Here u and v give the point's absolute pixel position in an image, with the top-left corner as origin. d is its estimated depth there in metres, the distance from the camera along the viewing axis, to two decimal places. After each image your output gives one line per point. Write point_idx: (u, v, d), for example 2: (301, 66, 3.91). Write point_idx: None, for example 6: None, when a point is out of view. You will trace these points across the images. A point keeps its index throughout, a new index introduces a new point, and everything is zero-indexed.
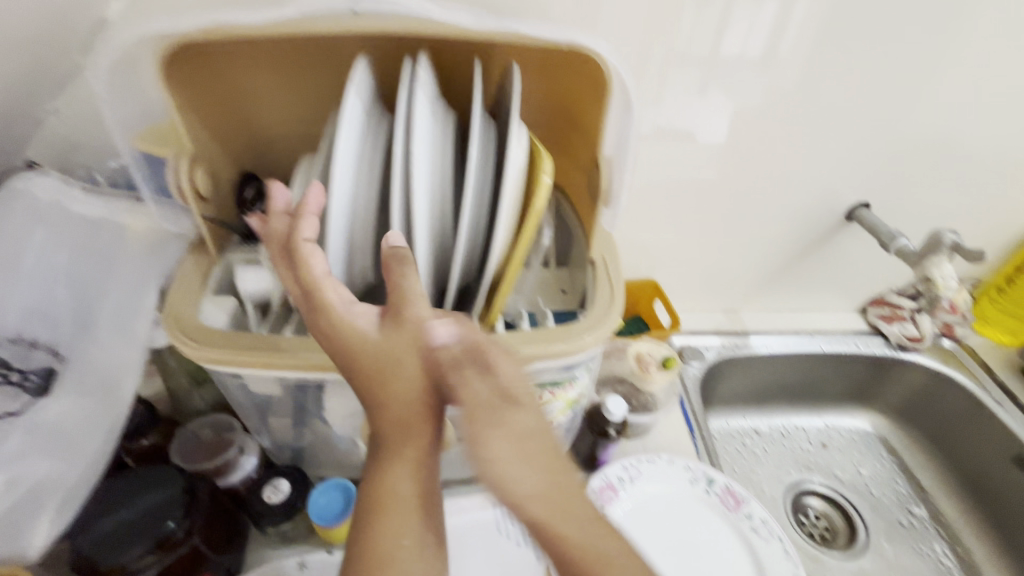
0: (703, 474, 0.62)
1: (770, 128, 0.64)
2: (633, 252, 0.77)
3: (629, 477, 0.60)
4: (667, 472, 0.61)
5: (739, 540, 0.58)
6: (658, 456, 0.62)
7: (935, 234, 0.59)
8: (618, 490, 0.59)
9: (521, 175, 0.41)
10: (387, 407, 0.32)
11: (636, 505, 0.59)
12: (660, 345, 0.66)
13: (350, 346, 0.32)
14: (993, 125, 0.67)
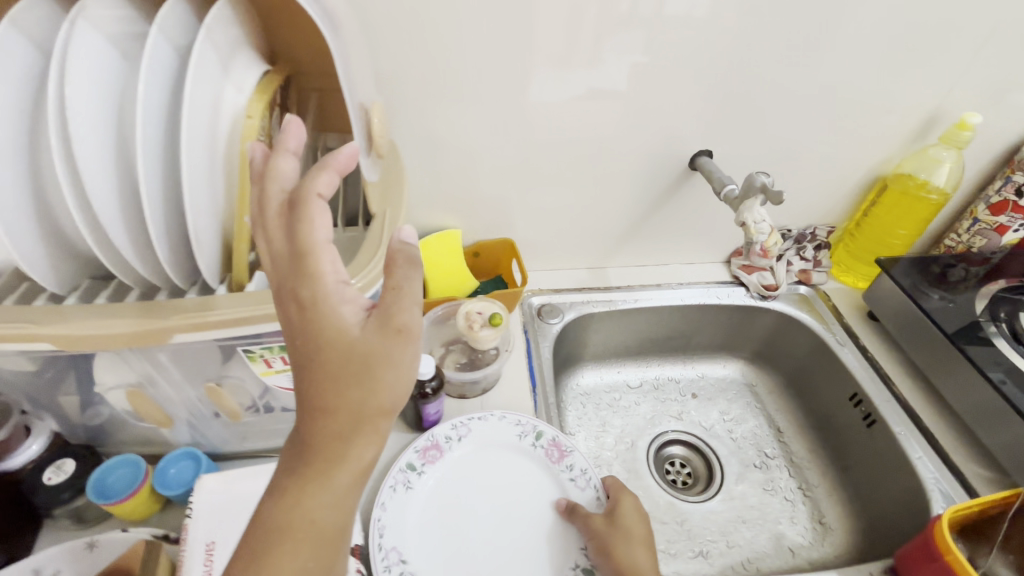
0: (532, 429, 0.62)
1: (598, 75, 0.63)
2: (484, 210, 0.76)
3: (456, 435, 0.61)
4: (497, 429, 0.62)
5: (556, 489, 0.59)
6: (491, 412, 0.63)
7: (749, 176, 0.59)
8: (443, 448, 0.60)
9: (238, 120, 0.38)
10: (350, 407, 0.30)
11: (459, 462, 0.60)
12: (490, 304, 0.64)
13: (329, 334, 0.30)
14: (824, 69, 0.66)
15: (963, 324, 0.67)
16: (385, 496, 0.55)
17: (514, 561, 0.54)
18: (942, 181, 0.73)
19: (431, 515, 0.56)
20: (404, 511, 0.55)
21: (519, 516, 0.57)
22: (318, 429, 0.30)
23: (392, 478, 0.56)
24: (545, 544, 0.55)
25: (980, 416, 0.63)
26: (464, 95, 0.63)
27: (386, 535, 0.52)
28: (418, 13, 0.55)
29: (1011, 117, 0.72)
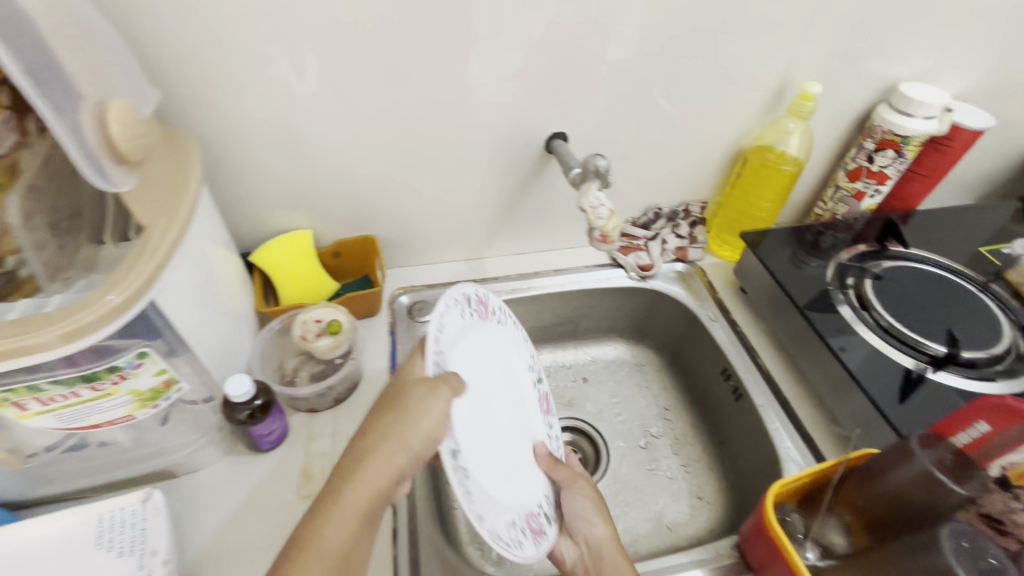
0: (539, 371, 0.65)
1: (441, 61, 0.59)
2: (338, 206, 0.70)
3: (502, 314, 0.60)
4: (517, 343, 0.62)
5: (542, 431, 0.61)
6: (518, 325, 0.64)
7: (586, 160, 0.57)
8: (493, 309, 0.59)
9: None
10: (388, 426, 0.44)
11: (494, 336, 0.57)
12: (332, 310, 0.60)
13: (402, 380, 0.47)
14: (671, 42, 0.64)
15: (814, 294, 0.68)
16: (451, 301, 0.50)
17: (506, 450, 0.53)
18: (795, 152, 0.73)
19: (467, 349, 0.52)
20: (455, 327, 0.51)
21: (518, 418, 0.57)
22: (362, 441, 0.44)
23: (461, 302, 0.52)
24: (528, 456, 0.56)
25: (829, 384, 0.64)
26: (283, 85, 0.57)
27: (441, 340, 0.48)
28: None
29: (858, 84, 0.73)
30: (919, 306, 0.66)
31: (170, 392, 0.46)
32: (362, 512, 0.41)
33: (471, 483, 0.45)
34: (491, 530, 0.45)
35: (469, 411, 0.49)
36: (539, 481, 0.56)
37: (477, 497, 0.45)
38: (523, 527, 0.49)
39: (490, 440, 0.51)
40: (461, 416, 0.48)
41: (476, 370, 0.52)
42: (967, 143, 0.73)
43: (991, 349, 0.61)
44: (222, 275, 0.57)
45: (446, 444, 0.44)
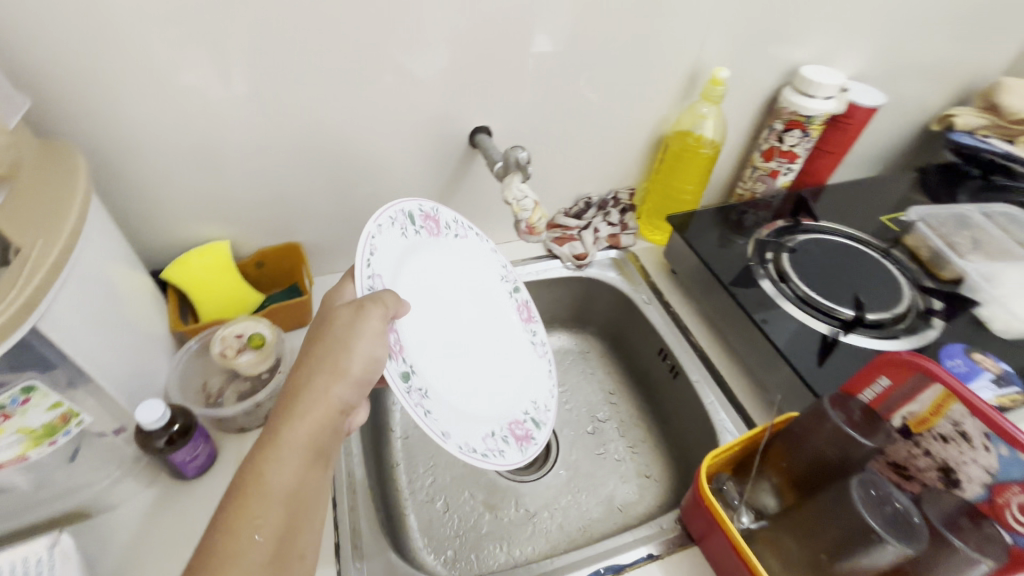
0: (515, 281, 0.68)
1: (350, 62, 0.58)
2: (257, 214, 0.67)
3: (454, 229, 0.61)
4: (483, 254, 0.65)
5: (522, 339, 0.65)
6: (485, 238, 0.66)
7: (507, 151, 0.57)
8: (442, 225, 0.59)
9: None
10: (320, 361, 0.44)
11: (448, 252, 0.60)
12: (253, 324, 0.57)
13: (329, 313, 0.46)
14: (585, 32, 0.65)
15: (737, 271, 0.72)
16: (385, 221, 0.50)
17: (469, 367, 0.56)
18: (710, 135, 0.76)
19: (412, 270, 0.54)
20: (395, 248, 0.51)
21: (481, 333, 0.61)
22: (297, 379, 0.43)
23: (398, 219, 0.52)
24: (498, 368, 0.60)
25: (755, 355, 0.67)
26: (180, 88, 0.54)
27: (376, 261, 0.48)
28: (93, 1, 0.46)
29: (765, 69, 0.76)
30: (830, 274, 0.70)
31: (70, 426, 0.42)
32: (308, 445, 0.41)
33: (430, 399, 0.48)
34: (462, 444, 0.47)
35: (420, 334, 0.52)
36: (516, 391, 0.60)
37: (440, 414, 0.48)
38: (503, 436, 0.53)
39: (448, 359, 0.54)
40: (408, 341, 0.50)
41: (424, 292, 0.54)
42: (864, 120, 0.78)
43: (893, 309, 0.66)
44: (127, 295, 0.53)
45: (391, 367, 0.45)
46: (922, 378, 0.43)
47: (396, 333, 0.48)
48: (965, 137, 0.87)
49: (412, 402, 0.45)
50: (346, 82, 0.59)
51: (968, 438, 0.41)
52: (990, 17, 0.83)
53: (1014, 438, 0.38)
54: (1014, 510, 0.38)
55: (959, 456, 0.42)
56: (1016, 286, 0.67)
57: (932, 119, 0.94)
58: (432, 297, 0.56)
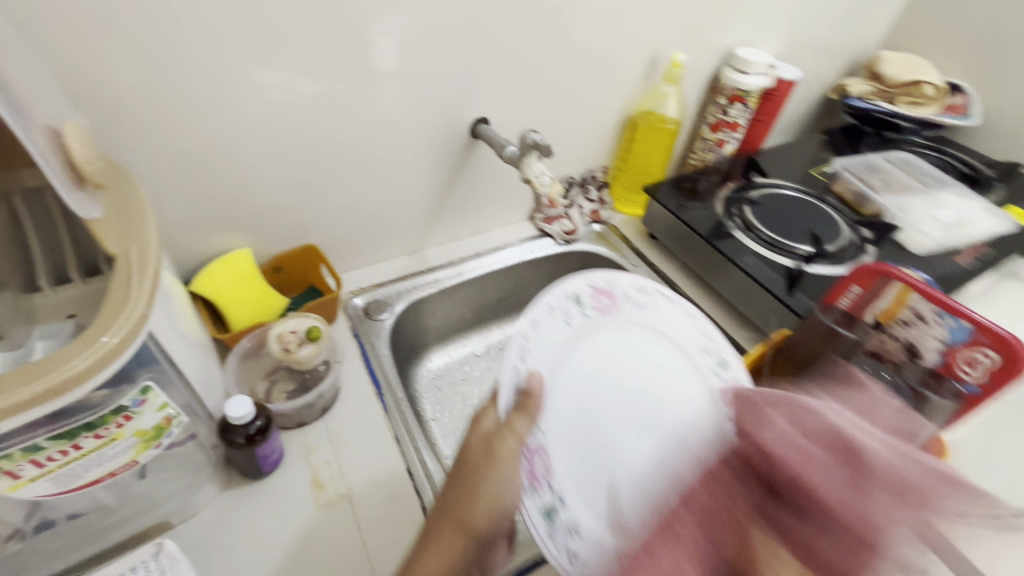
0: (722, 355, 0.58)
1: (359, 64, 0.62)
2: (272, 219, 0.69)
3: (635, 297, 0.59)
4: (670, 320, 0.60)
5: None
6: (681, 304, 0.61)
7: (523, 136, 0.67)
8: (619, 297, 0.58)
9: None
10: (450, 501, 0.42)
11: (625, 332, 0.57)
12: (304, 319, 0.61)
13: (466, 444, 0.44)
14: (564, 26, 0.73)
15: (712, 225, 0.83)
16: (543, 314, 0.52)
17: None
18: (672, 112, 0.86)
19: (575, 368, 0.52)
20: (557, 338, 0.52)
21: None
22: (429, 527, 0.41)
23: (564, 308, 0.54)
24: None
25: (738, 294, 0.79)
26: (204, 96, 0.56)
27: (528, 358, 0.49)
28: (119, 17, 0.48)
29: (706, 52, 0.89)
30: (784, 220, 0.84)
31: (172, 428, 0.44)
32: None
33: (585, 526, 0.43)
34: None
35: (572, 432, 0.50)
36: None
37: None
38: None
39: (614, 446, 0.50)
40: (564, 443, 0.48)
41: (586, 381, 0.53)
42: (786, 91, 0.93)
43: (838, 242, 0.80)
44: (178, 303, 0.53)
45: (528, 507, 0.43)
46: (885, 281, 0.56)
47: (541, 457, 0.46)
48: (860, 101, 1.04)
49: (550, 545, 0.42)
50: (358, 81, 0.63)
51: (924, 318, 0.53)
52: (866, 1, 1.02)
53: (961, 314, 0.51)
54: (962, 365, 0.52)
55: (919, 334, 0.54)
56: (922, 212, 0.84)
57: (831, 88, 1.13)
58: (596, 384, 0.53)
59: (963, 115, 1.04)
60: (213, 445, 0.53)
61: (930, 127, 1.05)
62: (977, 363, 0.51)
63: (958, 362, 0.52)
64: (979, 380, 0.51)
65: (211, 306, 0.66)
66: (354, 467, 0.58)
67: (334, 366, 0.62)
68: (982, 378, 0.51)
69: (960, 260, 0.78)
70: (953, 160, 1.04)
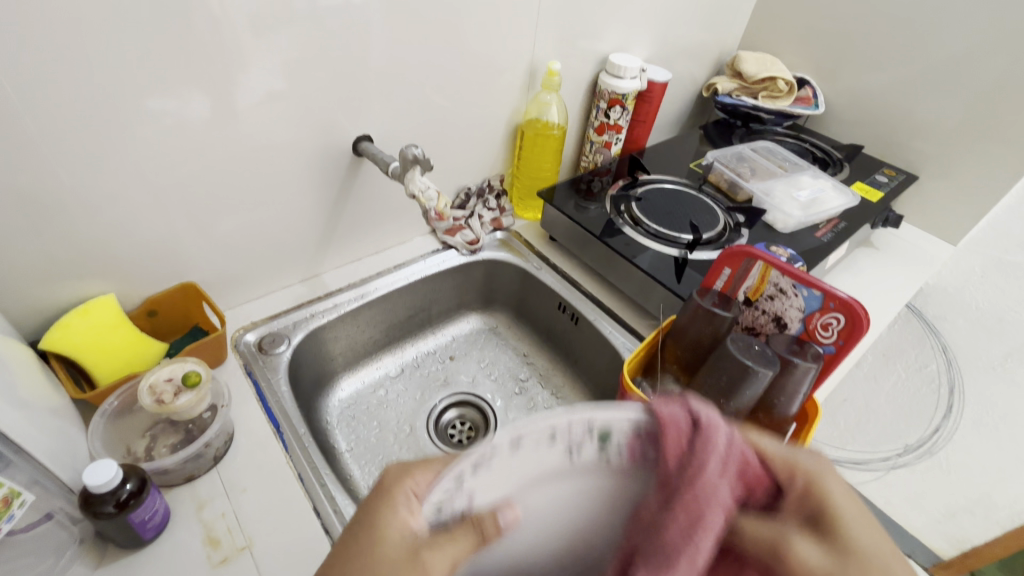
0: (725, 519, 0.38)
1: (218, 95, 0.59)
2: (139, 261, 0.64)
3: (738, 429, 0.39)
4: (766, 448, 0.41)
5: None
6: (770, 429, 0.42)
7: (403, 150, 0.66)
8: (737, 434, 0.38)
9: None
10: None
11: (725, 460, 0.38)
12: (182, 364, 0.57)
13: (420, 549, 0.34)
14: (441, 42, 0.73)
15: (604, 223, 0.87)
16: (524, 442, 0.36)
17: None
18: (556, 118, 0.90)
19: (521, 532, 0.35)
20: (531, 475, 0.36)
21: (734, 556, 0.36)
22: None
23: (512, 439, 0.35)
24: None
25: (633, 286, 0.83)
26: (37, 136, 0.50)
27: (478, 479, 0.35)
28: None
29: (583, 60, 0.93)
30: (667, 212, 0.90)
31: (13, 509, 0.40)
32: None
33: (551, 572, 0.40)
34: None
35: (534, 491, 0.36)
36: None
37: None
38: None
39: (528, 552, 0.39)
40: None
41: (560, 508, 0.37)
42: (661, 92, 0.99)
43: (716, 228, 0.87)
44: (20, 367, 0.47)
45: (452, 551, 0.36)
46: (750, 260, 0.61)
47: None
48: (727, 98, 1.14)
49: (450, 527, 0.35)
50: (223, 111, 0.60)
51: (785, 290, 0.59)
52: (722, 8, 1.11)
53: (813, 283, 0.56)
54: (820, 329, 0.58)
55: (783, 306, 0.60)
56: (783, 195, 0.92)
57: (702, 87, 1.22)
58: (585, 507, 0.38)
59: (814, 105, 1.17)
60: (77, 520, 0.47)
61: (788, 118, 1.17)
62: (829, 327, 0.57)
63: (817, 327, 0.58)
64: (833, 340, 0.57)
65: (70, 363, 0.59)
66: (253, 515, 0.54)
67: (222, 411, 0.58)
68: (835, 338, 0.57)
69: (819, 235, 0.88)
70: (809, 146, 1.16)
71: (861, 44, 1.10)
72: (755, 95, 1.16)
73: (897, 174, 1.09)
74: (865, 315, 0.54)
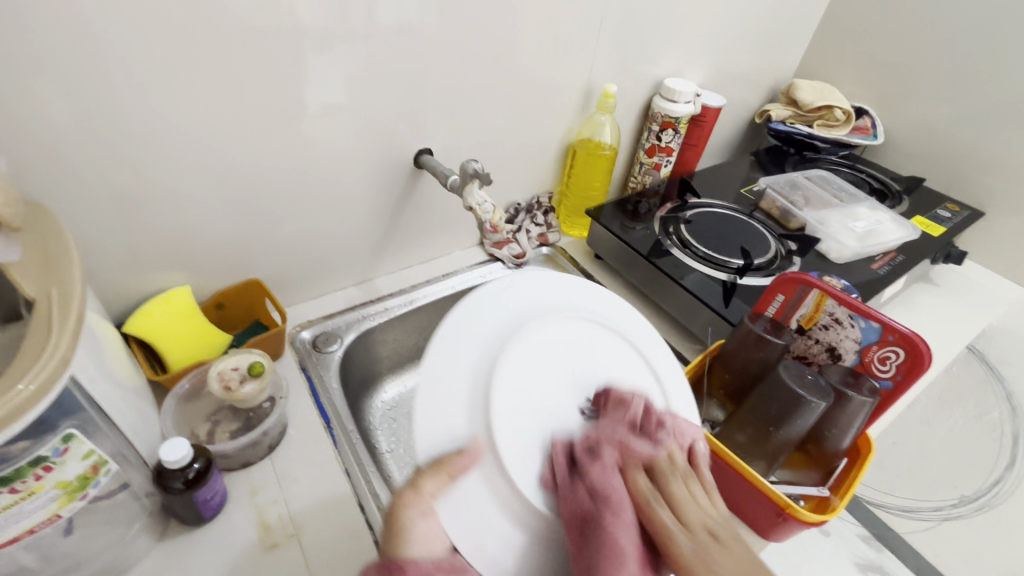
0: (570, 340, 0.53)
1: (295, 104, 0.63)
2: (213, 256, 0.69)
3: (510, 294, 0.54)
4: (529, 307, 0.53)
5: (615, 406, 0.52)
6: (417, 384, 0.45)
7: (464, 165, 0.69)
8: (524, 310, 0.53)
9: None
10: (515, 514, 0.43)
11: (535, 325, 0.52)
12: (247, 355, 0.60)
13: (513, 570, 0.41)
14: (499, 62, 0.76)
15: (652, 244, 0.87)
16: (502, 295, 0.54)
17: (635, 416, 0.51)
18: (609, 139, 0.91)
19: (453, 519, 0.41)
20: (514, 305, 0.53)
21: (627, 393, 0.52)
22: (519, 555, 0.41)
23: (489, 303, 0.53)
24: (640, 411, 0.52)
25: (680, 309, 0.82)
26: (131, 132, 0.55)
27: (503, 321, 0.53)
28: (43, 67, 0.48)
29: (638, 83, 0.95)
30: (717, 236, 0.89)
31: (99, 477, 0.44)
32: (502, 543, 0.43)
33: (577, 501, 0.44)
34: None
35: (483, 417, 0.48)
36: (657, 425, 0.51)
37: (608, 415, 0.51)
38: None
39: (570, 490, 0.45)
40: None
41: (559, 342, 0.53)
42: (714, 116, 0.99)
43: (767, 254, 0.86)
44: (111, 347, 0.51)
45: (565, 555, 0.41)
46: (805, 288, 0.60)
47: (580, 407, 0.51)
48: (781, 125, 1.13)
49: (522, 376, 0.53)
50: (293, 117, 0.64)
51: (841, 321, 0.58)
52: (779, 36, 1.11)
53: (872, 315, 0.55)
54: (877, 363, 0.57)
55: (838, 336, 0.59)
56: (838, 225, 0.91)
57: (755, 113, 1.22)
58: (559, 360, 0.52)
59: (872, 135, 1.14)
60: (148, 493, 0.50)
61: (844, 147, 1.15)
62: (887, 361, 0.56)
63: (873, 361, 0.57)
64: (892, 375, 0.56)
65: (147, 347, 0.63)
66: (303, 505, 0.56)
67: (280, 402, 0.61)
68: (893, 374, 0.56)
69: (875, 267, 0.85)
70: (866, 176, 1.14)
71: (924, 75, 1.08)
72: (811, 123, 1.15)
73: (961, 209, 1.05)
74: (927, 350, 0.52)
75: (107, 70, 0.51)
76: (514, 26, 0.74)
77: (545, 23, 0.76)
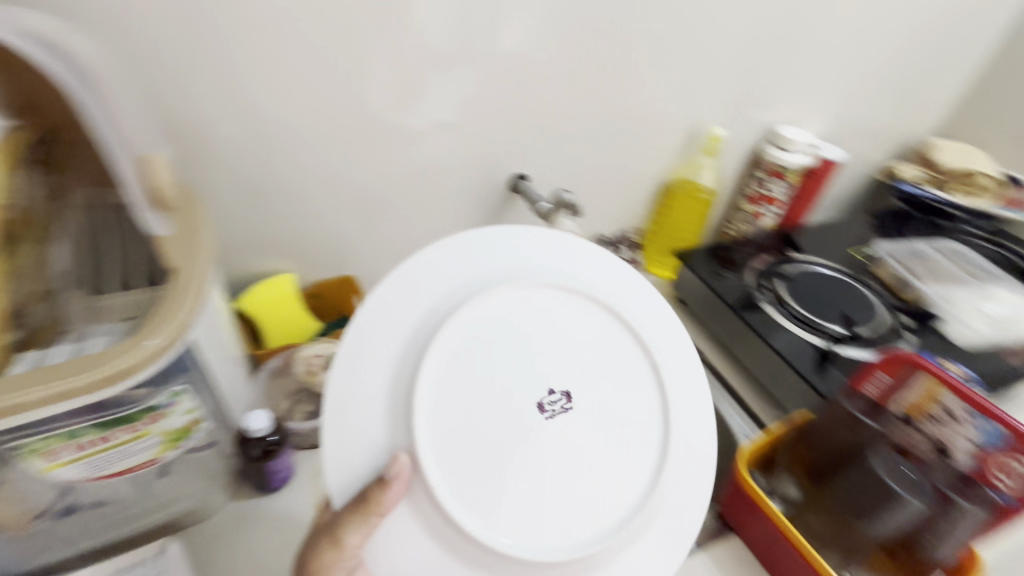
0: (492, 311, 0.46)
1: (410, 122, 0.69)
2: (319, 251, 0.76)
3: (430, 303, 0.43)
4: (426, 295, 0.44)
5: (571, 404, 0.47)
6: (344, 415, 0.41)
7: (557, 194, 0.71)
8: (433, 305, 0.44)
9: None
10: None
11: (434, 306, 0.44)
12: (330, 346, 0.65)
13: None
14: (607, 94, 0.77)
15: (741, 296, 0.83)
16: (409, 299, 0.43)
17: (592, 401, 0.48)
18: (709, 183, 0.88)
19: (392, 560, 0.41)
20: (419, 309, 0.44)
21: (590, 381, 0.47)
22: None
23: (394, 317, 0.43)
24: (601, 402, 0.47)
25: (765, 370, 0.77)
26: (270, 134, 0.63)
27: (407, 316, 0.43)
28: (214, 76, 0.57)
29: (748, 129, 0.91)
30: (817, 298, 0.83)
31: (195, 432, 0.49)
32: None
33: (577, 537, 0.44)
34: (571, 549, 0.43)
35: (449, 453, 0.42)
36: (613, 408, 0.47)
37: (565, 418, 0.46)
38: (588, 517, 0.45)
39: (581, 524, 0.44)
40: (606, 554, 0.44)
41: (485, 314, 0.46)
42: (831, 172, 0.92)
43: (873, 326, 0.78)
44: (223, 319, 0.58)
45: None
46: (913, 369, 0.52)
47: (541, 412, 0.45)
48: (909, 186, 1.03)
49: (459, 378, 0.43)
50: (407, 134, 0.69)
51: (955, 414, 0.49)
52: (917, 92, 1.02)
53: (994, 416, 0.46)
54: (997, 472, 0.47)
55: (949, 432, 0.50)
56: (966, 305, 0.81)
57: (879, 171, 1.11)
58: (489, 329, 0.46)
59: None
60: (231, 454, 0.56)
61: (986, 219, 1.02)
62: (1010, 474, 0.46)
63: (992, 469, 0.47)
64: (1015, 492, 0.46)
65: (249, 324, 0.70)
66: None
67: None
68: (1019, 489, 0.46)
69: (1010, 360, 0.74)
70: (1011, 254, 1.00)
71: None
72: (945, 188, 1.03)
73: None
74: None
75: (260, 80, 0.59)
76: (625, 66, 0.75)
77: (657, 64, 0.77)
